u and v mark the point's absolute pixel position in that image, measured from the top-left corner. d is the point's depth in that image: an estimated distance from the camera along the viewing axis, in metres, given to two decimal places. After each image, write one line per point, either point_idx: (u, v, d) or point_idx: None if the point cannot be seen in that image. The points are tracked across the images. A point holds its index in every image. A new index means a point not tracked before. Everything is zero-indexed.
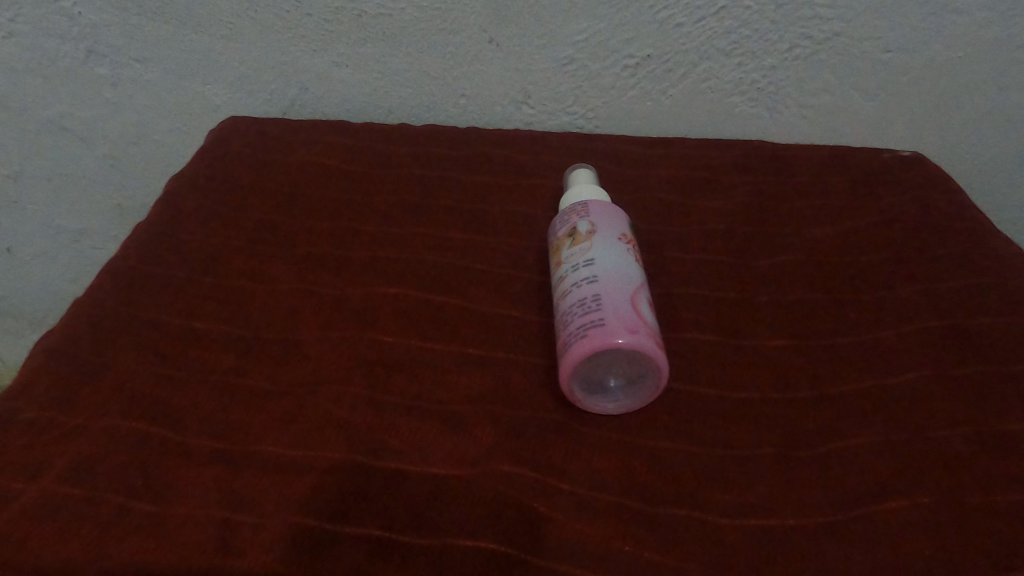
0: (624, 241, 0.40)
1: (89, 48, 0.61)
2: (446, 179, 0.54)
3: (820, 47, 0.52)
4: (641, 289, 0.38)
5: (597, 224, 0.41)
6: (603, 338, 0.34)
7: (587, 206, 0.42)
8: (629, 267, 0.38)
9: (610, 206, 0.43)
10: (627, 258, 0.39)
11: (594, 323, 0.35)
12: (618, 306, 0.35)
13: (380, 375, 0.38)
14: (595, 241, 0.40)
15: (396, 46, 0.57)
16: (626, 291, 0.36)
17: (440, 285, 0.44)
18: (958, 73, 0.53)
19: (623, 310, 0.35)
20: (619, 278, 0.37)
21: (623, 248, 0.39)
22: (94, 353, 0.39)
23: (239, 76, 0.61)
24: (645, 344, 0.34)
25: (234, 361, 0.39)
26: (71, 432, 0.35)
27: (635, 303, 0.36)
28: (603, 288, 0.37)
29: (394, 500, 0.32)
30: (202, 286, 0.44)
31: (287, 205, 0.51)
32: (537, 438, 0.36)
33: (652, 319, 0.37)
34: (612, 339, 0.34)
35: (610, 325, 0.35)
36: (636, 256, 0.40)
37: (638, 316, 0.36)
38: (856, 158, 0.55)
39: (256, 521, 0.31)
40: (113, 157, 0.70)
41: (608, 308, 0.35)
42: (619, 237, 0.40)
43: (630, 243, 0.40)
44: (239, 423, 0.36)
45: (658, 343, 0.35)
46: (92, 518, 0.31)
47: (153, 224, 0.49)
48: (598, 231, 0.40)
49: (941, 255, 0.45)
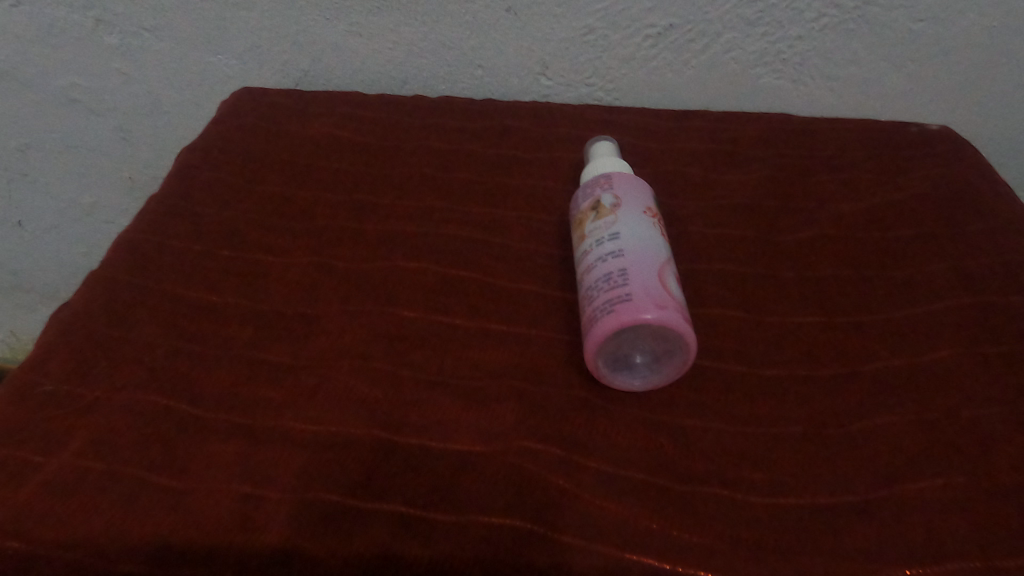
0: (649, 215, 0.39)
1: (98, 17, 0.60)
2: (462, 152, 0.53)
3: (848, 16, 0.50)
4: (668, 267, 0.36)
5: (621, 198, 0.40)
6: (631, 313, 0.33)
7: (611, 178, 0.41)
8: (656, 244, 0.37)
9: (635, 179, 0.42)
10: (654, 232, 0.38)
11: (621, 299, 0.34)
12: (646, 281, 0.34)
13: (399, 349, 0.38)
14: (620, 215, 0.38)
15: (411, 15, 0.55)
16: (654, 269, 0.35)
17: (459, 259, 0.43)
18: (991, 44, 0.51)
19: (651, 285, 0.34)
20: (646, 256, 0.36)
21: (649, 225, 0.38)
22: (109, 325, 0.39)
23: (249, 47, 0.60)
24: (673, 320, 0.33)
25: (252, 335, 0.38)
26: (89, 407, 0.34)
27: (664, 282, 0.35)
28: (630, 263, 0.36)
29: (416, 475, 0.32)
30: (219, 259, 0.43)
31: (303, 177, 0.50)
32: (560, 414, 0.35)
33: (682, 299, 0.35)
34: (640, 314, 0.33)
35: (638, 300, 0.34)
36: (662, 234, 0.39)
37: (665, 295, 0.34)
38: (883, 131, 0.54)
39: (277, 497, 0.31)
40: (124, 130, 0.69)
41: (635, 283, 0.34)
42: (644, 210, 0.39)
43: (655, 216, 0.39)
44: (258, 397, 0.35)
45: (686, 318, 0.34)
46: (113, 492, 0.31)
47: (166, 196, 0.48)
48: (622, 205, 0.39)
49: (973, 230, 0.44)
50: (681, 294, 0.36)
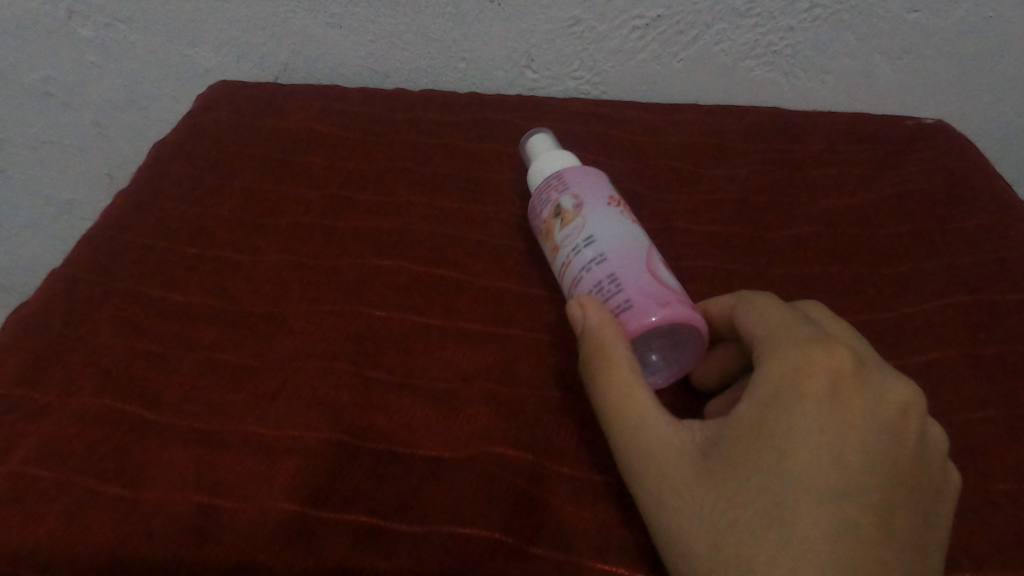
0: (614, 205, 0.37)
1: (70, 8, 0.58)
2: (443, 146, 0.51)
3: (842, 6, 0.49)
4: (652, 258, 0.35)
5: (580, 196, 0.37)
6: (635, 321, 0.32)
7: (563, 177, 0.39)
8: (633, 237, 0.36)
9: (585, 173, 0.39)
10: (625, 222, 0.36)
11: (622, 307, 0.32)
12: (638, 280, 0.33)
13: (368, 350, 0.36)
14: (585, 215, 0.36)
15: (392, 6, 0.53)
16: (641, 266, 0.34)
17: (435, 256, 0.42)
18: (988, 35, 0.50)
19: (645, 283, 0.33)
20: (630, 253, 0.34)
21: (618, 218, 0.36)
22: (67, 326, 0.37)
23: (228, 38, 0.59)
24: (681, 312, 0.32)
25: (216, 335, 0.37)
26: (41, 412, 0.33)
27: (656, 277, 0.34)
28: (615, 266, 0.34)
29: (382, 483, 0.30)
30: (185, 257, 0.41)
31: (277, 172, 0.48)
32: (535, 419, 0.33)
33: (677, 286, 0.34)
34: (645, 319, 0.32)
35: (639, 305, 0.32)
36: (633, 222, 0.37)
37: (661, 290, 0.33)
38: (876, 125, 0.52)
39: (235, 506, 0.29)
40: (100, 124, 0.68)
41: (629, 286, 0.33)
42: (608, 202, 0.37)
43: (619, 205, 0.38)
44: (220, 401, 0.34)
45: (691, 304, 0.33)
46: (61, 502, 0.29)
47: (135, 192, 0.46)
48: (585, 204, 0.37)
49: (967, 226, 0.43)
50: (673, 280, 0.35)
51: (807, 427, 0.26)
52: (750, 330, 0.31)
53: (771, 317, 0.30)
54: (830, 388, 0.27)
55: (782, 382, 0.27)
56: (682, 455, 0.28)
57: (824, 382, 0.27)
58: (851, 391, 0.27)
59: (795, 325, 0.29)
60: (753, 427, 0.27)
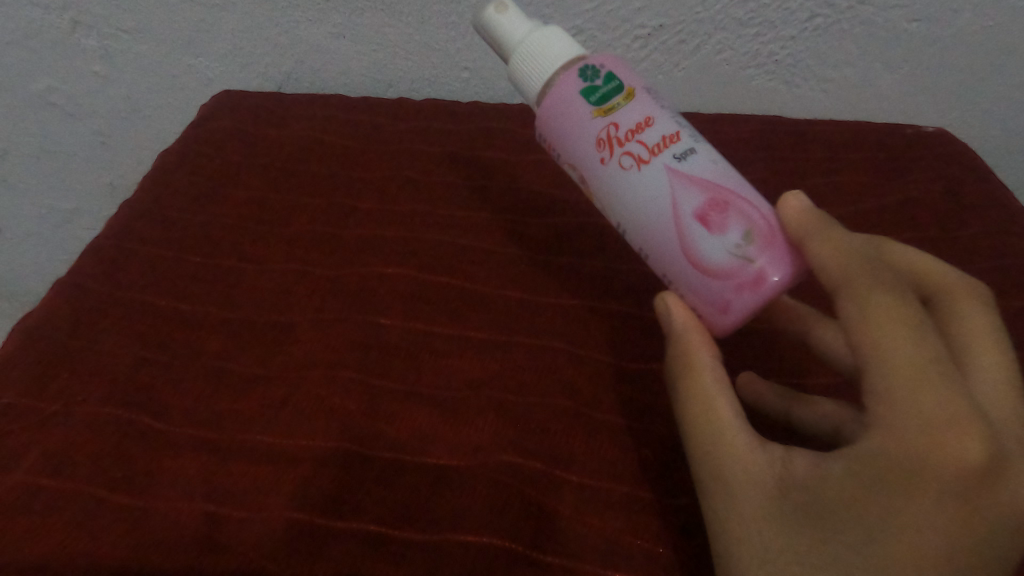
0: (613, 152, 0.29)
1: (74, 19, 0.59)
2: (446, 155, 0.51)
3: (843, 15, 0.49)
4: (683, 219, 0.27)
5: (579, 165, 0.30)
6: (709, 328, 0.29)
7: (547, 141, 0.31)
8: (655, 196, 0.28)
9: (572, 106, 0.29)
10: (636, 180, 0.28)
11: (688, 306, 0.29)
12: (688, 281, 0.28)
13: (375, 359, 0.36)
14: (602, 194, 0.30)
15: (395, 16, 0.54)
16: (676, 256, 0.28)
17: (440, 265, 0.42)
18: (987, 44, 0.50)
19: (694, 283, 0.28)
20: (658, 242, 0.28)
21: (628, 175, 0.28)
22: (73, 335, 0.37)
23: (231, 48, 0.59)
24: (743, 307, 0.27)
25: (221, 345, 0.37)
26: (47, 422, 0.33)
27: (695, 260, 0.27)
28: (660, 263, 0.29)
29: (391, 492, 0.30)
30: (190, 266, 0.41)
31: (281, 181, 0.49)
32: (542, 426, 0.33)
33: (728, 244, 0.27)
34: (717, 327, 0.28)
35: (701, 312, 0.28)
36: (651, 145, 0.28)
37: (710, 281, 0.27)
38: (878, 133, 0.53)
39: (242, 515, 0.29)
40: (104, 134, 0.68)
41: (683, 288, 0.29)
42: (604, 158, 0.29)
43: (620, 141, 0.28)
44: (226, 410, 0.34)
45: (753, 265, 0.26)
46: (68, 512, 0.29)
47: (139, 201, 0.47)
48: (590, 175, 0.30)
49: (970, 234, 0.43)
50: (724, 224, 0.27)
51: (929, 490, 0.22)
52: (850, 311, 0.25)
53: (898, 318, 0.24)
54: (968, 467, 0.21)
55: (890, 433, 0.22)
56: (756, 489, 0.25)
57: (971, 449, 0.21)
58: (982, 475, 0.21)
59: (932, 353, 0.23)
60: (848, 483, 0.23)
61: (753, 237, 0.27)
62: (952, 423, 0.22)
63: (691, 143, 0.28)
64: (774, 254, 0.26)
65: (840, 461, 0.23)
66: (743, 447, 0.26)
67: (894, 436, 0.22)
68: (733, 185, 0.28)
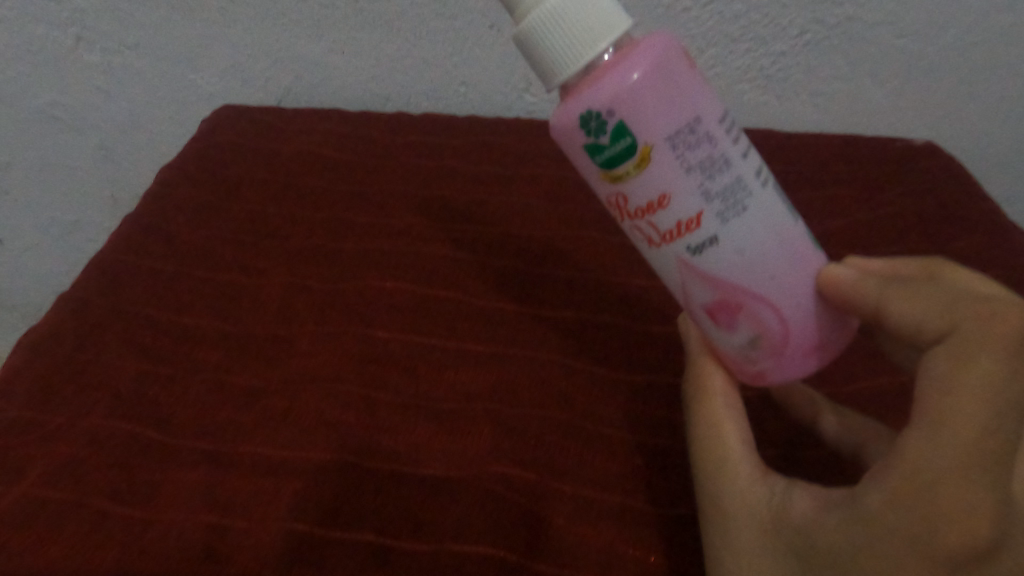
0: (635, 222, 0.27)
1: (78, 35, 0.60)
2: (444, 169, 0.52)
3: (832, 31, 0.50)
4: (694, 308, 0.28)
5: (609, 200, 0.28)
6: None
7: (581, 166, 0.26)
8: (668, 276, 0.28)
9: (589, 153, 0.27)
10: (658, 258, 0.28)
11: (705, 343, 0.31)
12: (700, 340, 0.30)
13: (373, 372, 0.37)
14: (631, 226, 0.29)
15: (394, 31, 0.55)
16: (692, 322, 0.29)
17: (437, 278, 0.43)
18: (973, 60, 0.51)
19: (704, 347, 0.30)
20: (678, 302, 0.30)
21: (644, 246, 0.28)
22: (78, 349, 0.38)
23: (232, 64, 0.60)
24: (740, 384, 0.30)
25: (222, 358, 0.38)
26: (53, 434, 0.34)
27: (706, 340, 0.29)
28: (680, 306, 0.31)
29: (388, 502, 0.31)
30: (192, 280, 0.42)
31: (282, 195, 0.49)
32: (537, 438, 0.34)
33: (733, 342, 0.28)
34: None
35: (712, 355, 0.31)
36: (665, 231, 0.26)
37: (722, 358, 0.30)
38: (868, 147, 0.53)
39: (242, 526, 0.30)
40: (105, 148, 0.69)
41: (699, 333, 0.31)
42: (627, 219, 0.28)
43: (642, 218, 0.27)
44: (227, 422, 0.34)
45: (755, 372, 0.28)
46: (72, 522, 0.30)
47: (143, 216, 0.47)
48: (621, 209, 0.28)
49: (956, 247, 0.44)
50: (732, 323, 0.28)
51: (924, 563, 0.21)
52: (928, 363, 0.23)
53: (979, 389, 0.21)
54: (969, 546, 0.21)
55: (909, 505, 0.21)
56: (747, 518, 0.26)
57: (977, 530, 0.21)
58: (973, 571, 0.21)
59: (996, 436, 0.21)
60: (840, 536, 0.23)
61: (760, 343, 0.27)
62: (971, 517, 0.21)
63: (710, 234, 0.26)
64: (779, 360, 0.28)
65: (836, 513, 0.24)
66: (744, 478, 0.27)
67: (903, 494, 0.22)
68: (751, 286, 0.26)
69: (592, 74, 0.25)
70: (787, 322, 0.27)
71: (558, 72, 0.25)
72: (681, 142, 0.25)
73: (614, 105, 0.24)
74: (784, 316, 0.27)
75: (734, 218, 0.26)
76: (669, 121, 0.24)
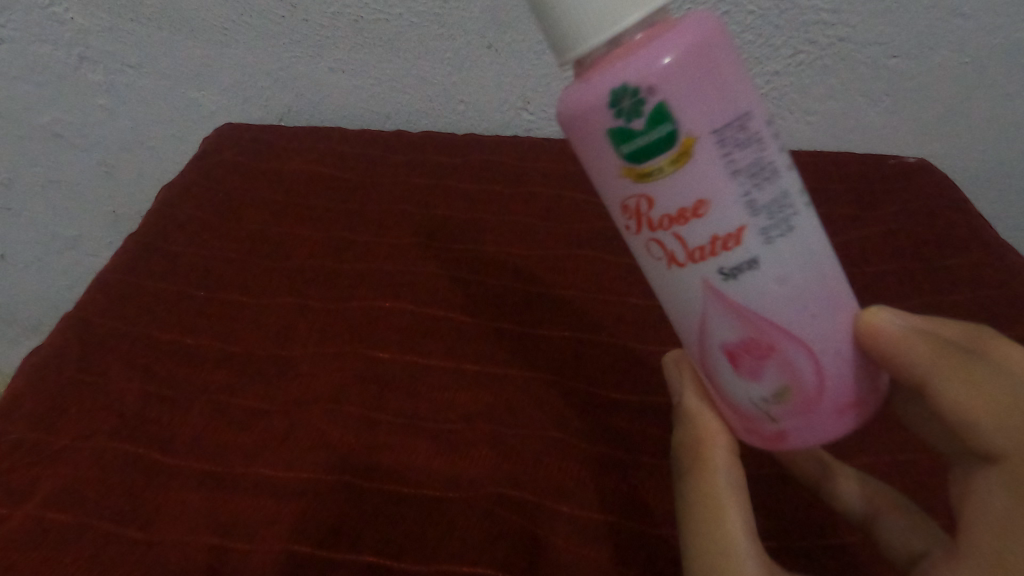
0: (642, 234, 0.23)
1: (82, 55, 0.61)
2: (442, 187, 0.53)
3: (824, 52, 0.51)
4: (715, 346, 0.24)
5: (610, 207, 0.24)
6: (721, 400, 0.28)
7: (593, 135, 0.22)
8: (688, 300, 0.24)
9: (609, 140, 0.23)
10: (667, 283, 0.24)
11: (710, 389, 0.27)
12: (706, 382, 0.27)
13: (373, 392, 0.37)
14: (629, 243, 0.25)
15: (393, 51, 0.55)
16: (702, 364, 0.26)
17: (436, 297, 0.43)
18: (963, 81, 0.52)
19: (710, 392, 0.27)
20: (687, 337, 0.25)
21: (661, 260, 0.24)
22: (81, 370, 0.38)
23: (233, 82, 0.61)
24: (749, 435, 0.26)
25: (224, 379, 0.38)
26: (58, 455, 0.34)
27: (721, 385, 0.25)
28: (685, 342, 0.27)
29: (388, 524, 0.31)
30: (195, 300, 0.43)
31: (282, 215, 0.50)
32: (534, 457, 0.34)
33: (754, 394, 0.24)
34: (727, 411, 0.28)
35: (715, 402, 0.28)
36: (694, 247, 0.22)
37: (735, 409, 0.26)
38: (861, 164, 0.54)
39: (244, 548, 0.30)
40: (107, 165, 0.69)
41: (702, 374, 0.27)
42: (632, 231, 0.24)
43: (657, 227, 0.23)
44: (229, 443, 0.35)
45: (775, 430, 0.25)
46: (76, 544, 0.30)
47: (145, 235, 0.48)
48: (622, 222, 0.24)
49: (949, 266, 0.44)
50: (759, 371, 0.24)
51: None
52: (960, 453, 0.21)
53: None
54: None
55: None
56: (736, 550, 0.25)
57: None
58: None
59: None
60: None
61: (788, 396, 0.24)
62: None
63: (750, 255, 0.22)
64: (806, 414, 0.24)
65: None
66: (731, 504, 0.26)
67: None
68: (787, 324, 0.23)
69: (621, 50, 0.21)
70: (823, 371, 0.24)
71: (581, 42, 0.21)
72: (730, 139, 0.21)
73: (657, 82, 0.20)
74: (820, 366, 0.24)
75: (779, 239, 0.22)
76: (716, 114, 0.21)
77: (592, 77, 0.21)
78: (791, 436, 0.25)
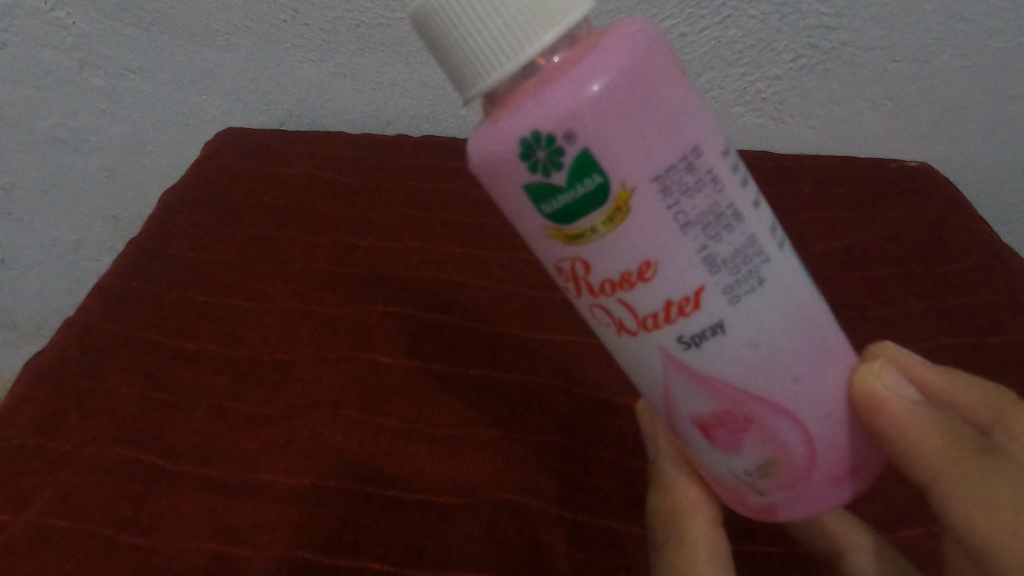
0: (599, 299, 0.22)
1: (83, 59, 0.61)
2: (443, 192, 0.53)
3: (826, 56, 0.51)
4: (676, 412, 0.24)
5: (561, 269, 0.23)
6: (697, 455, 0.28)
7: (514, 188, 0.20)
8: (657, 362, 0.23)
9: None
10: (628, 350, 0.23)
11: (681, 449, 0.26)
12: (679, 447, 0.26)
13: (376, 397, 0.37)
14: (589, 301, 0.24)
15: (394, 56, 0.55)
16: (676, 432, 0.25)
17: (437, 302, 0.43)
18: (964, 85, 0.52)
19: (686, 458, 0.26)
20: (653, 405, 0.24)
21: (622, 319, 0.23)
22: (83, 375, 0.38)
23: (234, 87, 0.61)
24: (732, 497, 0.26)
25: (226, 384, 0.38)
26: (59, 461, 0.34)
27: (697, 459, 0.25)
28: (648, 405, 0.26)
29: (391, 530, 0.31)
30: (196, 305, 0.43)
31: (284, 219, 0.50)
32: (537, 462, 0.34)
33: (738, 468, 0.24)
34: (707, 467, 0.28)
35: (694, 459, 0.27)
36: (649, 314, 0.22)
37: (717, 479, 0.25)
38: (863, 168, 0.54)
39: (247, 554, 0.30)
40: (108, 169, 0.69)
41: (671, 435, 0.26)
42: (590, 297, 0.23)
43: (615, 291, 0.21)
44: (231, 448, 0.35)
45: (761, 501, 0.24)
46: (77, 550, 0.30)
47: (146, 240, 0.48)
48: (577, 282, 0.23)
49: (952, 270, 0.44)
50: (737, 444, 0.23)
51: None
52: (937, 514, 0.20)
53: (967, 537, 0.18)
54: None
55: None
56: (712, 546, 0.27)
57: None
58: None
59: None
60: None
61: (774, 468, 0.23)
62: None
63: (716, 319, 0.21)
64: (797, 489, 0.24)
65: None
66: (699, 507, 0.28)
67: None
68: (767, 397, 0.22)
69: (534, 81, 0.20)
70: (813, 442, 0.23)
71: (479, 77, 0.20)
72: (676, 184, 0.20)
73: (571, 125, 0.19)
74: (809, 435, 0.23)
75: (746, 296, 0.21)
76: (658, 158, 0.20)
77: (500, 124, 0.20)
78: (779, 509, 0.24)
